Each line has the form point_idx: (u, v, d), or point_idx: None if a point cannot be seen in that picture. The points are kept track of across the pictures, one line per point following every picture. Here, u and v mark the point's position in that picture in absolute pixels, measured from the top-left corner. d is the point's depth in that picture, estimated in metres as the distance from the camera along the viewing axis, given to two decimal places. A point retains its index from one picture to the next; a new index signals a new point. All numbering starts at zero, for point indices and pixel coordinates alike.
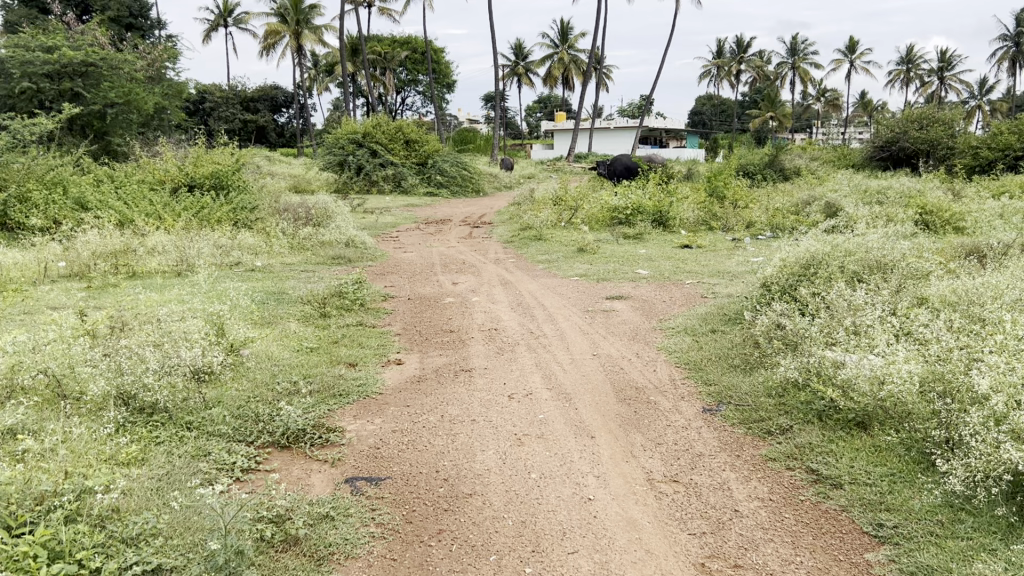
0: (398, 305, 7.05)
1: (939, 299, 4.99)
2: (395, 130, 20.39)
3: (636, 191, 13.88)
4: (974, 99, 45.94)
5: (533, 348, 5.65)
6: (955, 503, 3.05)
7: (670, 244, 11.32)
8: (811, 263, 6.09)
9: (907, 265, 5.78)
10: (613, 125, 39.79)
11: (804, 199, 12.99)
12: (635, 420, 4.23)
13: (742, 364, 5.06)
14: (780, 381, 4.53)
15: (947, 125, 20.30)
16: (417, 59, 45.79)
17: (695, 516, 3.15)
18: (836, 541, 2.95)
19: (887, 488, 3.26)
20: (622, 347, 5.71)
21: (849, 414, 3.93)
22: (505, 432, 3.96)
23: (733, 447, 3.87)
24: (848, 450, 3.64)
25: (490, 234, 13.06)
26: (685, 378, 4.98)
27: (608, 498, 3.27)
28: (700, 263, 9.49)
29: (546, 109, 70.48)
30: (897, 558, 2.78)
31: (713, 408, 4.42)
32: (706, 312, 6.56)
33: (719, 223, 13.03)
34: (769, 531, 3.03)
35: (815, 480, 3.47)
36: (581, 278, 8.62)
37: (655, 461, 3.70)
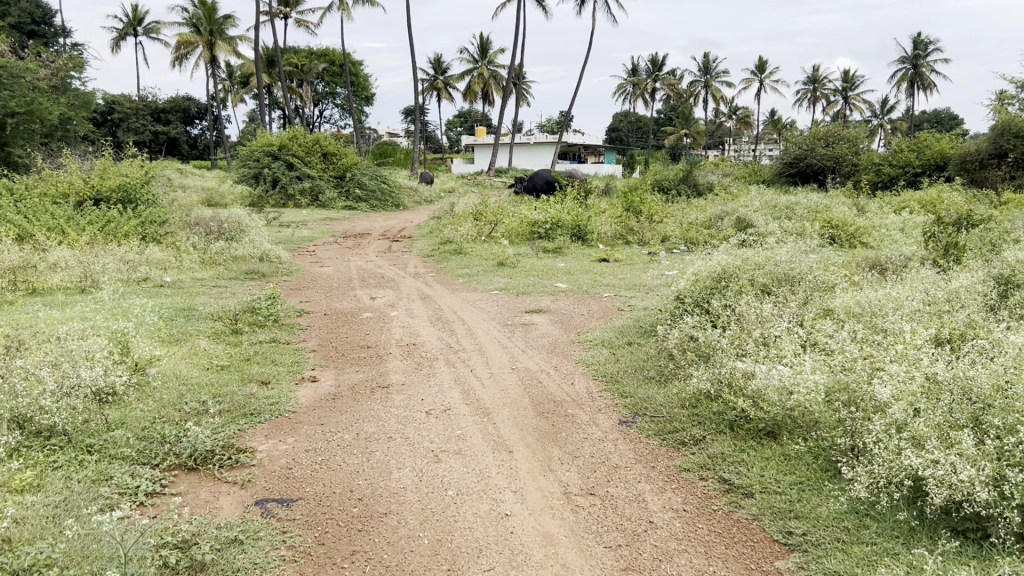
0: (314, 321, 6.93)
1: (843, 311, 5.16)
2: (312, 143, 20.10)
3: (555, 205, 13.99)
4: (876, 119, 47.85)
5: (451, 363, 5.62)
6: (860, 510, 3.14)
7: (589, 258, 11.42)
8: (723, 276, 6.23)
9: (813, 278, 5.97)
10: (533, 140, 40.09)
11: (717, 214, 13.30)
12: (552, 433, 4.24)
13: (658, 376, 5.14)
14: (694, 393, 4.62)
15: (851, 143, 21.08)
16: (335, 72, 45.35)
17: (611, 528, 3.16)
18: (747, 550, 3.00)
19: (796, 496, 3.34)
20: (541, 360, 5.73)
21: (759, 423, 4.04)
22: (423, 449, 3.91)
23: (648, 459, 3.90)
24: (758, 459, 3.72)
25: (409, 247, 12.96)
26: (602, 390, 5.02)
27: (525, 513, 3.26)
28: (618, 276, 9.61)
29: (467, 124, 70.71)
30: (806, 565, 2.84)
31: (629, 420, 4.46)
32: (623, 325, 6.63)
33: (636, 238, 13.24)
34: (683, 542, 3.07)
35: (726, 490, 3.53)
36: (501, 292, 8.62)
37: (572, 474, 3.70)
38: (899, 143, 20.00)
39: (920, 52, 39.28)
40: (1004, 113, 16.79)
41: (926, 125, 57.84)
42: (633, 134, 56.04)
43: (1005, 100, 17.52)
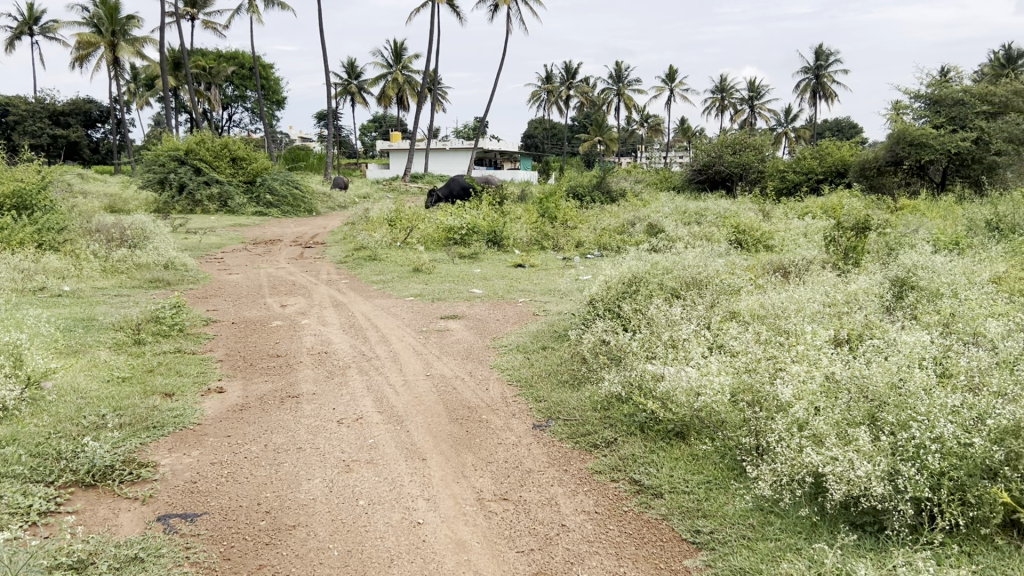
0: (221, 330, 6.76)
1: (748, 313, 5.32)
2: (220, 147, 19.64)
3: (469, 211, 13.98)
4: (781, 127, 49.39)
5: (364, 370, 5.55)
6: (765, 506, 3.23)
7: (504, 263, 11.47)
8: (633, 281, 6.32)
9: (719, 282, 6.14)
10: (448, 145, 40.03)
11: (629, 220, 13.51)
12: (467, 440, 4.23)
13: (571, 380, 5.18)
14: (606, 396, 4.68)
15: (757, 150, 21.75)
16: (245, 75, 44.41)
17: (524, 533, 3.17)
18: (657, 550, 3.04)
19: (703, 495, 3.41)
20: (455, 367, 5.71)
21: (668, 424, 4.12)
22: (333, 459, 3.85)
23: (561, 462, 3.93)
24: (668, 459, 3.80)
25: (322, 253, 12.78)
26: (516, 395, 5.03)
27: (437, 521, 3.24)
28: (533, 281, 9.68)
29: (381, 129, 70.14)
30: (713, 563, 2.90)
31: (542, 425, 4.48)
32: (537, 330, 6.68)
33: (550, 244, 13.35)
34: (594, 544, 3.10)
35: (638, 490, 3.58)
36: (417, 297, 8.58)
37: (486, 480, 3.70)
38: (802, 151, 20.72)
39: (822, 63, 40.76)
40: (899, 122, 17.57)
41: (828, 133, 60.08)
42: (547, 141, 56.47)
43: (901, 110, 18.33)
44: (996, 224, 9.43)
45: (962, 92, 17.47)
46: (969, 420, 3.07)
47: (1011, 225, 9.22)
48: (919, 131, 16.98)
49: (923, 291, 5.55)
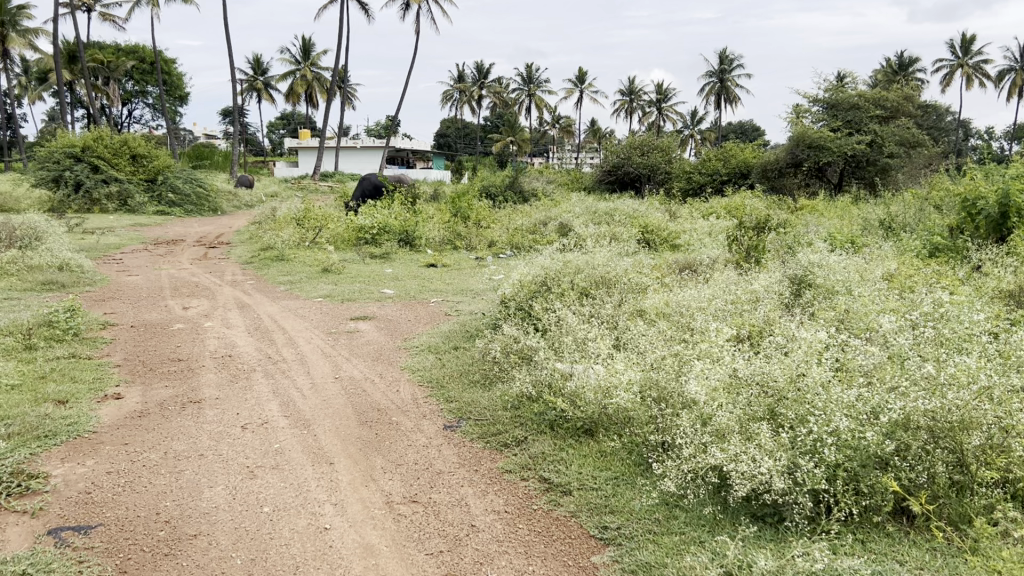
0: (120, 334, 6.53)
1: (655, 311, 5.44)
2: (119, 144, 18.93)
3: (380, 211, 13.85)
4: (687, 129, 50.49)
5: (270, 373, 5.44)
6: (670, 502, 3.30)
7: (416, 263, 11.41)
8: (544, 281, 6.35)
9: (627, 281, 6.25)
10: (359, 144, 39.56)
11: (540, 220, 13.61)
12: (376, 442, 4.18)
13: (482, 379, 5.18)
14: (516, 395, 4.70)
15: (664, 152, 22.25)
16: (145, 69, 42.91)
17: (434, 535, 3.15)
18: (566, 547, 3.07)
19: (611, 491, 3.46)
20: (366, 368, 5.64)
21: (578, 421, 4.17)
22: (236, 466, 3.75)
23: (471, 462, 3.92)
24: (576, 457, 3.84)
25: (227, 253, 12.47)
26: (427, 396, 5.00)
27: (345, 526, 3.20)
28: (444, 281, 9.65)
29: (290, 127, 68.82)
30: (620, 558, 2.94)
31: (453, 425, 4.47)
32: (448, 330, 6.66)
33: (463, 244, 13.35)
34: (504, 544, 3.10)
35: (546, 488, 3.61)
36: (326, 298, 8.45)
37: (395, 483, 3.66)
38: (707, 153, 21.24)
39: (726, 68, 41.83)
40: (799, 125, 18.20)
41: (732, 136, 61.80)
42: (460, 141, 56.38)
43: (800, 114, 18.99)
44: (887, 224, 9.86)
45: (856, 97, 18.21)
46: (863, 413, 3.20)
47: (901, 225, 9.66)
48: (817, 134, 17.64)
49: (819, 289, 5.76)
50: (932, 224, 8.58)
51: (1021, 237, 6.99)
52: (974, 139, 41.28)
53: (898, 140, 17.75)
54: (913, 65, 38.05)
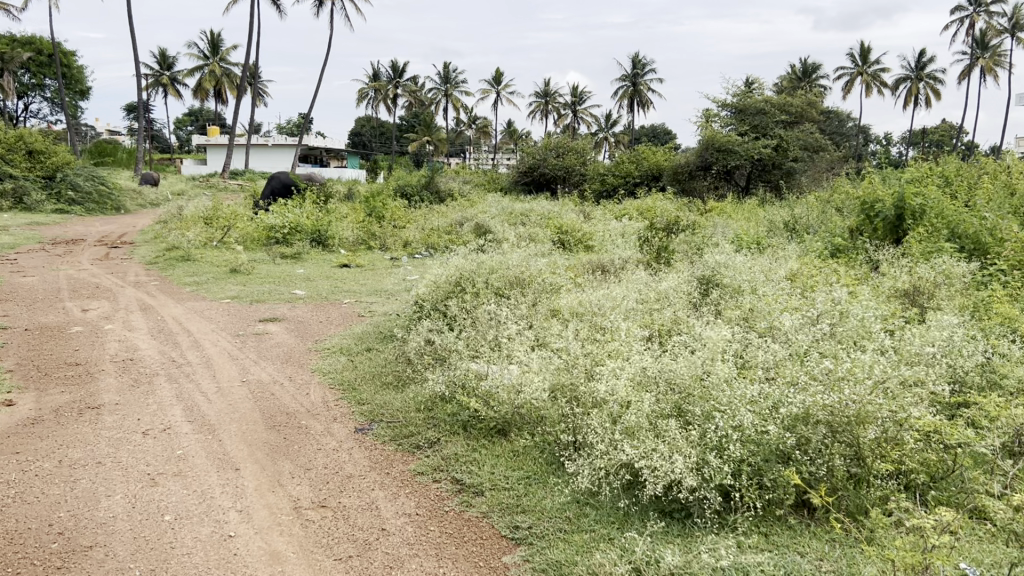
0: (12, 337, 6.22)
1: (568, 311, 5.49)
2: (14, 140, 18.08)
3: (292, 210, 13.59)
4: (601, 132, 51.14)
5: (174, 378, 5.27)
6: (581, 499, 3.33)
7: (329, 263, 11.25)
8: (458, 280, 6.33)
9: (540, 282, 6.29)
10: (271, 142, 38.77)
11: (456, 220, 13.58)
12: (284, 447, 4.09)
13: (395, 381, 5.13)
14: (430, 396, 4.67)
15: (578, 154, 22.72)
16: (43, 62, 41.08)
17: (342, 540, 3.10)
18: (476, 548, 3.06)
19: (523, 490, 3.47)
20: (275, 371, 5.52)
21: (491, 422, 4.18)
22: (137, 473, 3.62)
23: (382, 465, 3.87)
24: (489, 457, 3.84)
25: (130, 254, 12.04)
26: (338, 399, 4.92)
27: (251, 533, 3.12)
28: (358, 282, 9.53)
29: (199, 124, 66.96)
30: (531, 558, 2.95)
31: (365, 427, 4.40)
32: (361, 331, 6.57)
33: (377, 244, 13.23)
34: (415, 547, 3.07)
35: (459, 489, 3.59)
36: (234, 299, 8.25)
37: (303, 488, 3.58)
38: (621, 155, 21.56)
39: (639, 72, 42.58)
40: (709, 129, 18.64)
41: (646, 139, 62.89)
42: (375, 139, 55.86)
43: (710, 118, 19.43)
44: (791, 225, 10.18)
45: (763, 102, 18.75)
46: (766, 408, 3.29)
47: (805, 226, 10.01)
48: (726, 138, 18.11)
49: (726, 288, 5.90)
50: (834, 225, 8.91)
51: (915, 239, 7.31)
52: (873, 145, 43.01)
53: (802, 144, 18.38)
54: (816, 72, 39.37)
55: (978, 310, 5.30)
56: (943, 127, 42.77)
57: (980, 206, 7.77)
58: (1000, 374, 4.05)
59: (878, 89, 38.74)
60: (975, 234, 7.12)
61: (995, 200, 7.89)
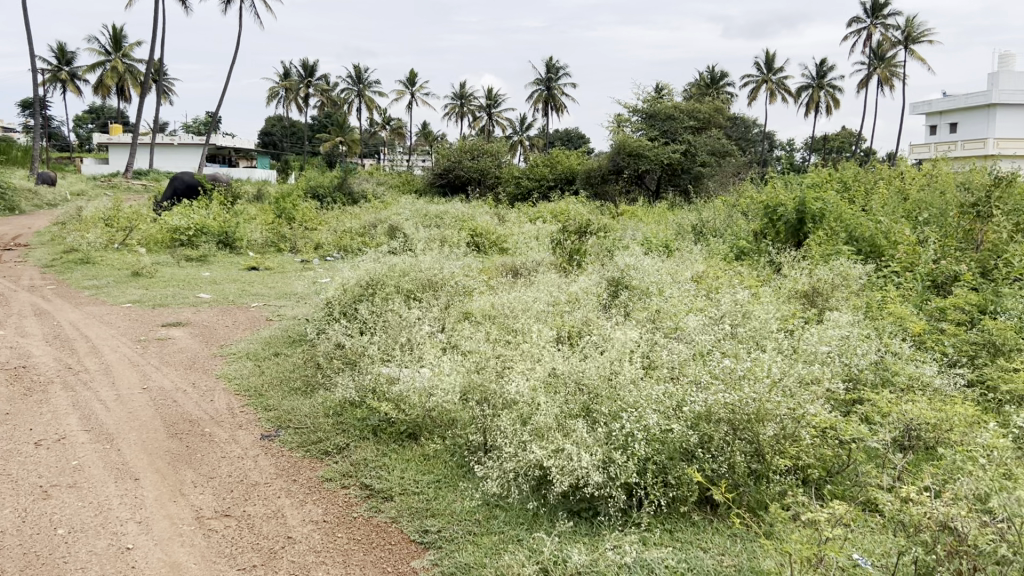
0: None
1: (480, 313, 5.50)
2: None
3: (198, 211, 13.22)
4: (516, 135, 51.43)
5: (70, 386, 5.06)
6: (491, 501, 3.34)
7: (237, 266, 11.00)
8: (369, 283, 6.27)
9: (452, 284, 6.29)
10: (177, 141, 37.64)
11: (369, 221, 13.45)
12: (186, 455, 3.98)
13: (303, 386, 5.04)
14: (338, 401, 4.61)
15: (493, 157, 22.76)
16: None
17: (246, 549, 3.04)
18: (384, 553, 3.03)
19: (432, 494, 3.46)
20: (178, 377, 5.36)
21: (400, 426, 4.16)
22: (28, 486, 3.47)
23: (289, 472, 3.80)
24: (399, 461, 3.81)
25: (24, 256, 11.52)
26: (244, 405, 4.81)
27: (150, 545, 3.02)
28: (266, 285, 9.34)
29: (99, 122, 64.49)
30: (440, 562, 2.94)
31: (271, 434, 4.31)
32: (269, 336, 6.44)
33: (287, 246, 12.98)
34: (321, 554, 3.03)
35: (367, 495, 3.55)
36: (135, 303, 7.99)
37: (206, 497, 3.49)
38: (535, 158, 21.70)
39: (553, 76, 42.99)
40: (620, 134, 18.94)
41: (559, 142, 63.56)
42: (286, 139, 54.84)
43: (621, 124, 19.75)
44: (699, 229, 10.43)
45: (672, 109, 19.19)
46: (670, 408, 3.36)
47: (711, 229, 10.27)
48: (637, 143, 18.46)
49: (635, 289, 6.01)
50: (739, 229, 9.18)
51: (814, 241, 7.60)
52: (777, 151, 44.47)
53: (709, 150, 18.88)
54: (724, 79, 40.47)
55: (871, 310, 5.53)
56: (843, 135, 44.49)
57: (874, 210, 8.11)
58: (891, 371, 4.24)
59: (783, 96, 40.02)
60: (870, 238, 7.43)
61: (889, 205, 8.26)
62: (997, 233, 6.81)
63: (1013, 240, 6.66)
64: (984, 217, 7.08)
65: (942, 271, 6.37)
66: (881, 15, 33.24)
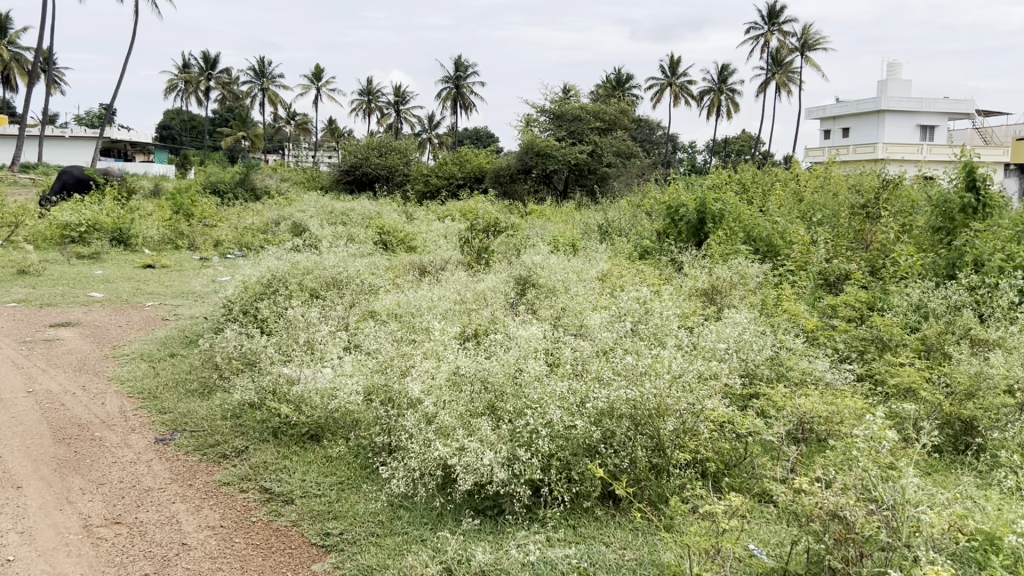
0: None
1: (385, 312, 5.45)
2: None
3: (90, 206, 12.66)
4: (424, 133, 51.14)
5: None
6: (395, 502, 3.30)
7: (131, 264, 10.58)
8: (270, 282, 6.13)
9: (357, 283, 6.22)
10: (68, 133, 36.00)
11: (272, 219, 13.15)
12: (74, 461, 3.80)
13: (200, 389, 4.89)
14: (237, 403, 4.49)
15: (401, 154, 22.57)
16: None
17: (137, 558, 2.92)
18: (284, 558, 2.96)
19: (334, 496, 3.40)
20: (66, 380, 5.13)
21: (302, 428, 4.07)
22: None
23: (185, 477, 3.68)
24: (301, 464, 3.73)
25: None
26: (137, 408, 4.63)
27: (33, 556, 2.88)
28: (163, 283, 9.03)
29: None
30: (342, 564, 2.89)
31: (166, 438, 4.16)
32: (165, 336, 6.23)
33: (185, 243, 12.58)
34: (218, 560, 2.94)
35: (266, 499, 3.46)
36: (19, 303, 7.58)
37: (95, 504, 3.35)
38: (443, 157, 21.62)
39: (462, 74, 42.87)
40: (529, 134, 19.04)
41: (468, 141, 63.50)
42: (186, 133, 53.15)
43: (529, 123, 19.86)
44: (605, 228, 10.58)
45: (579, 109, 19.40)
46: (573, 404, 3.40)
47: (616, 228, 10.44)
48: (545, 143, 18.60)
49: (542, 289, 6.04)
50: (643, 228, 9.35)
51: (715, 241, 7.80)
52: (681, 153, 45.48)
53: (615, 151, 19.31)
54: (630, 81, 41.14)
55: (767, 307, 5.71)
56: (743, 138, 45.85)
57: (771, 211, 8.37)
58: (786, 366, 4.39)
59: (686, 99, 40.95)
60: (767, 238, 7.66)
61: (785, 206, 8.56)
62: (885, 234, 7.12)
63: (900, 240, 6.98)
64: (872, 218, 7.41)
65: (834, 270, 6.63)
66: (778, 22, 34.38)
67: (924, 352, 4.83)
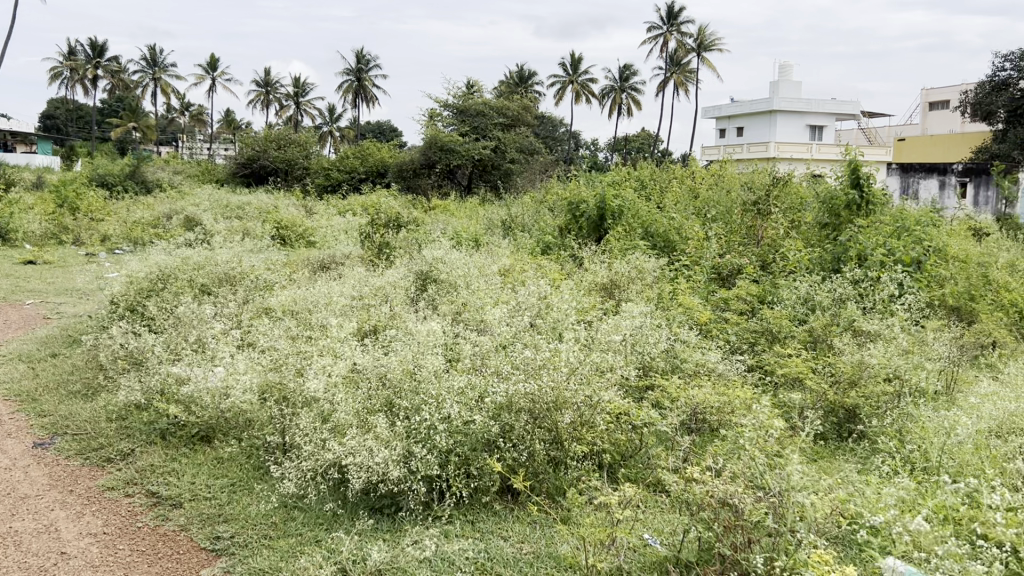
0: None
1: (281, 308, 5.32)
2: None
3: None
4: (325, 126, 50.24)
5: None
6: (289, 502, 3.23)
7: (10, 260, 10.02)
8: (158, 278, 5.90)
9: (252, 279, 6.06)
10: None
11: (164, 212, 12.68)
12: None
13: (83, 390, 4.67)
14: (122, 405, 4.30)
15: (301, 146, 22.10)
16: None
17: (11, 569, 2.78)
18: (170, 564, 2.86)
19: (225, 499, 3.30)
20: None
21: (192, 429, 3.94)
22: None
23: (65, 482, 3.51)
24: (190, 466, 3.61)
25: None
26: (14, 412, 4.39)
27: None
28: (46, 280, 8.59)
29: None
30: (232, 568, 2.81)
31: (45, 442, 3.96)
32: (46, 335, 5.94)
33: (70, 238, 12.02)
34: (99, 568, 2.82)
35: (154, 503, 3.33)
36: None
37: None
38: (343, 151, 21.28)
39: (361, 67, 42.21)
40: (431, 129, 18.91)
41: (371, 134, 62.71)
42: (72, 122, 50.77)
43: (432, 118, 19.73)
44: (508, 224, 10.60)
45: (482, 104, 19.38)
46: (472, 399, 3.40)
47: (518, 224, 10.48)
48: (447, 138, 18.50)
49: (442, 283, 6.00)
50: (545, 223, 9.41)
51: (615, 236, 7.92)
52: (584, 149, 46.02)
53: (517, 147, 19.40)
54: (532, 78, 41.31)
55: (663, 301, 5.84)
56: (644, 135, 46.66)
57: (668, 207, 8.55)
58: (681, 358, 4.49)
59: (588, 97, 41.42)
60: (665, 234, 7.82)
61: (682, 203, 8.76)
62: (775, 230, 7.37)
63: (789, 235, 7.24)
64: (763, 214, 7.66)
65: (727, 265, 6.83)
66: (676, 22, 35.11)
67: (810, 344, 5.02)
